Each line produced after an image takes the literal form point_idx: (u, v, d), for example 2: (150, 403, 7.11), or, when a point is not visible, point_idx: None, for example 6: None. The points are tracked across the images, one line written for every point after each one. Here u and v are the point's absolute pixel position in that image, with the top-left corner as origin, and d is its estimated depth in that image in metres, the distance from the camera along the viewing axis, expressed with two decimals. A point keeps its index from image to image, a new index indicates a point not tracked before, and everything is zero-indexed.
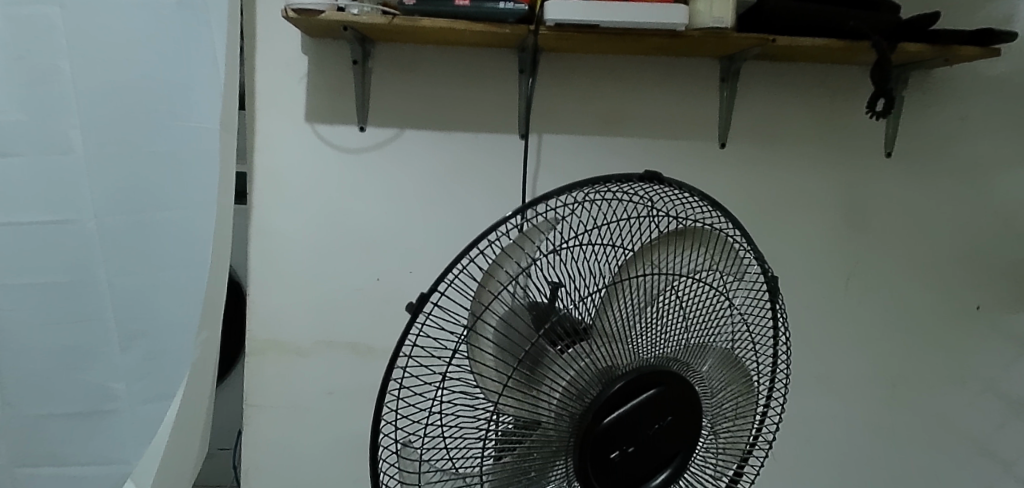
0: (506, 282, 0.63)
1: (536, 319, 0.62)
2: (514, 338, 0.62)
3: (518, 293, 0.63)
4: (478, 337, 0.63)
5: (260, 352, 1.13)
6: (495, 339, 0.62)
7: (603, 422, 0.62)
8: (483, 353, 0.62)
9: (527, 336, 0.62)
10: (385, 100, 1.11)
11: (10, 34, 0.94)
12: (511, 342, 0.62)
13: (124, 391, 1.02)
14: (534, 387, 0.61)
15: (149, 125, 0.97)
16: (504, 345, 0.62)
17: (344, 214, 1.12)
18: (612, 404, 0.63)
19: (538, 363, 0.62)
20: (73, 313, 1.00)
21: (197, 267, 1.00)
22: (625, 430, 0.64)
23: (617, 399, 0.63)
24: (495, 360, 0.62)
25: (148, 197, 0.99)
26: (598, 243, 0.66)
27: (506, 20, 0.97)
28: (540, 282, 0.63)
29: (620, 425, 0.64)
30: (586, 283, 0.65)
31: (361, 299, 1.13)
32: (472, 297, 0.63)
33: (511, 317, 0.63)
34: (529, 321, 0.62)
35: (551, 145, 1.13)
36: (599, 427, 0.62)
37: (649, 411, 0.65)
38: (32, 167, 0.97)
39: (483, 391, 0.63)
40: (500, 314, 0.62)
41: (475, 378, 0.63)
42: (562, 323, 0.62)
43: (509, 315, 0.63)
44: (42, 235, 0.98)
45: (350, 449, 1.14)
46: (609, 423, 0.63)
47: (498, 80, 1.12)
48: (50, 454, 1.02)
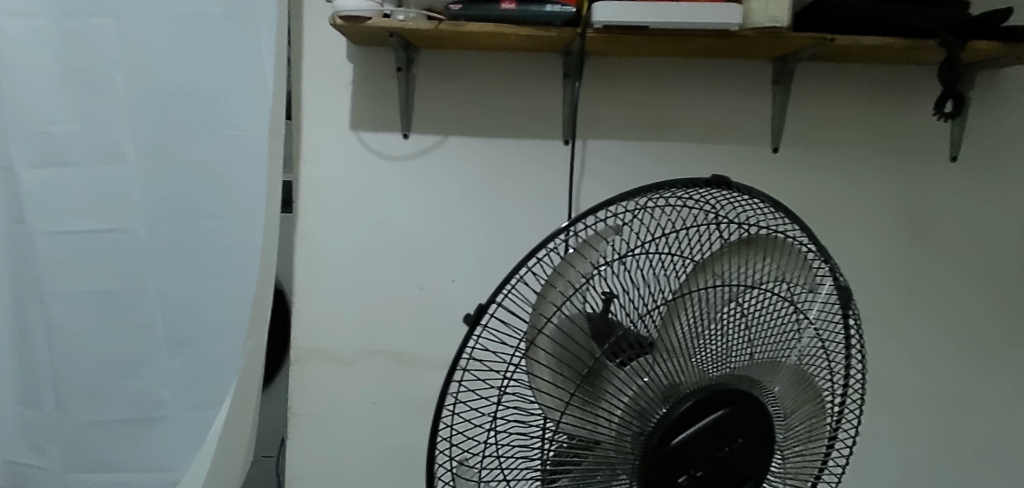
0: (567, 292, 0.60)
1: (597, 330, 0.60)
2: (574, 351, 0.59)
3: (578, 303, 0.60)
4: (535, 350, 0.60)
5: (304, 361, 1.12)
6: (554, 352, 0.60)
7: (671, 444, 0.59)
8: (542, 367, 0.60)
9: (588, 348, 0.59)
10: (428, 106, 1.10)
11: (65, 47, 0.95)
12: (570, 355, 0.60)
13: (172, 397, 1.02)
14: (593, 405, 0.59)
15: (198, 132, 0.97)
16: (563, 359, 0.60)
17: (387, 222, 1.11)
18: (680, 424, 0.59)
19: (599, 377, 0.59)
20: (124, 320, 1.00)
21: (243, 275, 1.00)
22: (694, 454, 0.61)
23: (685, 419, 0.59)
24: (553, 374, 0.60)
25: (198, 205, 0.99)
26: (663, 253, 0.63)
27: (552, 23, 0.95)
28: (602, 294, 0.60)
29: (690, 448, 0.60)
30: (650, 295, 0.61)
31: (403, 308, 1.12)
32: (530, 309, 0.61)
33: (571, 329, 0.60)
34: (590, 332, 0.59)
35: (596, 151, 1.10)
36: (665, 449, 0.59)
37: (720, 433, 0.61)
38: (86, 175, 0.98)
39: (542, 408, 0.60)
40: (560, 326, 0.60)
41: (534, 394, 0.60)
42: (624, 336, 0.59)
43: (568, 326, 0.60)
44: (96, 242, 0.99)
45: (394, 460, 1.12)
46: (677, 445, 0.59)
47: (544, 85, 1.10)
48: (99, 462, 1.03)
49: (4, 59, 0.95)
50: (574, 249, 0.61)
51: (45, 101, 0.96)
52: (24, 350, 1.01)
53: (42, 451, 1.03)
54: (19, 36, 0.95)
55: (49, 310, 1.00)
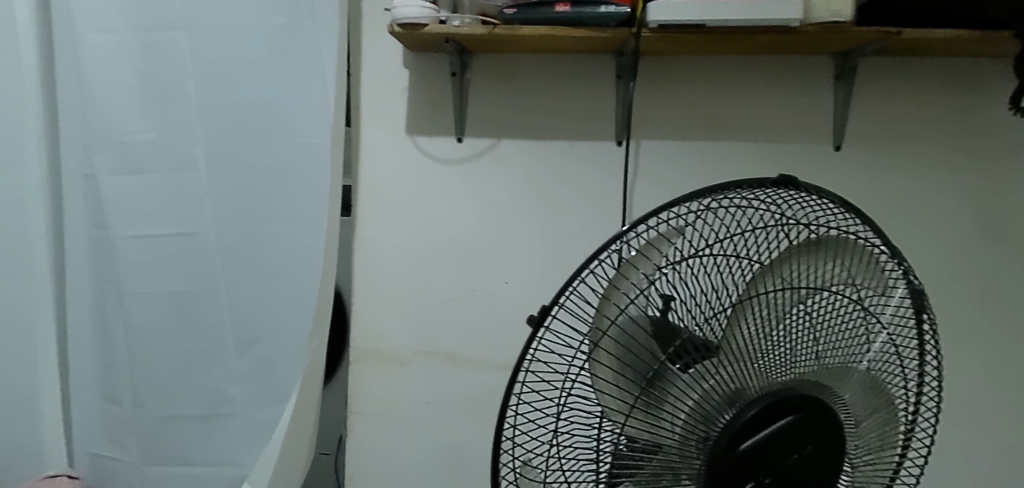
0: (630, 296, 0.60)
1: (660, 332, 0.59)
2: (637, 353, 0.59)
3: (641, 305, 0.60)
4: (598, 352, 0.60)
5: (363, 361, 1.15)
6: (618, 354, 0.60)
7: (738, 450, 0.58)
8: (605, 369, 0.60)
9: (651, 351, 0.59)
10: (483, 110, 1.11)
11: (143, 61, 1.01)
12: (634, 357, 0.60)
13: (240, 394, 1.05)
14: (656, 409, 0.59)
15: (262, 139, 1.01)
16: (627, 360, 0.60)
17: (441, 225, 1.12)
18: (749, 429, 0.58)
19: (663, 380, 0.59)
20: (195, 319, 1.05)
21: (306, 277, 1.03)
22: (764, 460, 0.59)
23: (754, 425, 0.58)
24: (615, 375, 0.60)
25: (263, 209, 1.02)
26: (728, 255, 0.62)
27: (607, 24, 0.95)
28: (665, 297, 0.60)
29: (759, 454, 0.59)
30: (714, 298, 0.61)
31: (458, 309, 1.13)
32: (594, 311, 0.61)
33: (634, 332, 0.60)
34: (654, 334, 0.59)
35: (650, 152, 1.09)
36: (732, 454, 0.58)
37: (789, 439, 0.60)
38: (161, 181, 1.03)
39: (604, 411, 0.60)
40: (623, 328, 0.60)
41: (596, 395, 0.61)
42: (688, 339, 0.59)
43: (632, 328, 0.60)
44: (170, 245, 1.04)
45: (450, 460, 1.14)
46: (744, 451, 0.58)
47: (598, 86, 1.09)
48: (173, 455, 1.07)
49: (88, 74, 1.02)
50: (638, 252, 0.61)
51: (124, 112, 1.02)
52: (106, 347, 1.08)
53: (121, 443, 1.09)
54: (102, 52, 1.01)
55: (128, 310, 1.05)
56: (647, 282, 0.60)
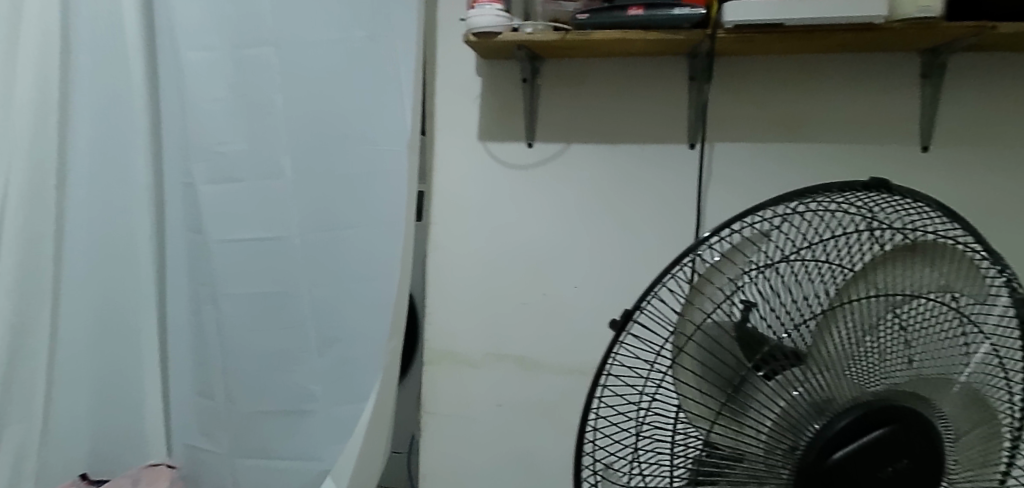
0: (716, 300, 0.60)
1: (745, 338, 0.59)
2: (722, 359, 0.60)
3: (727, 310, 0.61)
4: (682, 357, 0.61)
5: (436, 362, 1.17)
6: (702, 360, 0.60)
7: (830, 459, 0.57)
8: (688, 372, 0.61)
9: (736, 356, 0.59)
10: (554, 115, 1.12)
11: (235, 75, 1.07)
12: (718, 362, 0.60)
13: (321, 392, 1.09)
14: (743, 416, 0.58)
15: (343, 148, 1.05)
16: (710, 365, 0.61)
17: (512, 229, 1.14)
18: (841, 439, 0.57)
19: (749, 385, 0.59)
20: (281, 320, 1.10)
21: (383, 280, 1.06)
22: (858, 473, 0.57)
23: (846, 435, 0.57)
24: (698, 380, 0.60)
25: (343, 215, 1.06)
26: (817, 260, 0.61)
27: (681, 26, 0.94)
28: (751, 302, 0.60)
29: (853, 466, 0.57)
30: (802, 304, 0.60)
31: (528, 313, 1.14)
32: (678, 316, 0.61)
33: (719, 338, 0.60)
34: (738, 339, 0.60)
35: (724, 155, 1.08)
36: (824, 463, 0.57)
37: (883, 451, 0.58)
38: (250, 189, 1.08)
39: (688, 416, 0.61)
40: (708, 332, 0.60)
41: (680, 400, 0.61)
42: (776, 345, 0.59)
43: (716, 333, 0.61)
44: (258, 249, 1.09)
45: (521, 462, 1.15)
46: (837, 460, 0.57)
47: (671, 89, 1.08)
48: (259, 448, 1.13)
49: (188, 89, 1.08)
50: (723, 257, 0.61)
51: (219, 124, 1.08)
52: (201, 346, 1.15)
53: (212, 436, 1.16)
54: (200, 68, 1.08)
55: (221, 310, 1.11)
56: (732, 287, 0.61)
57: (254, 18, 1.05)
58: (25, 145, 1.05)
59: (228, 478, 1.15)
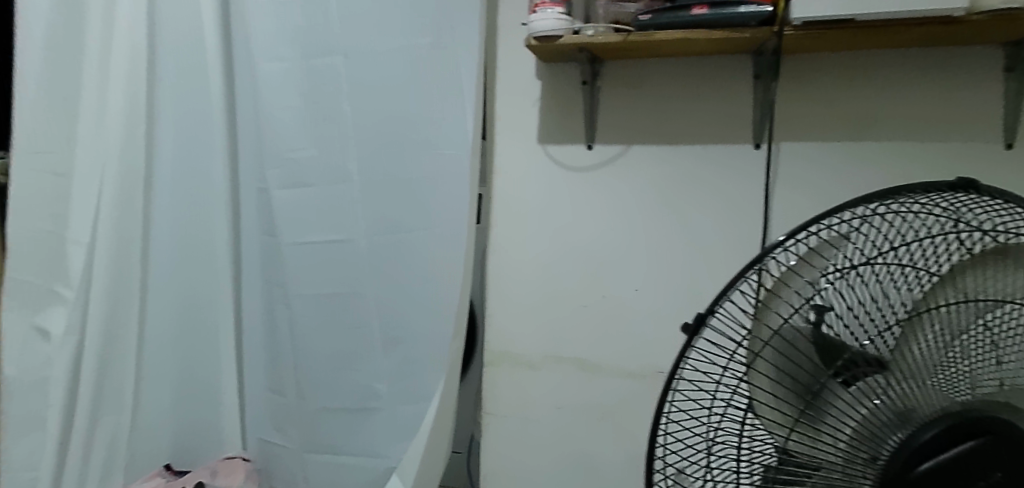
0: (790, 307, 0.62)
1: (821, 344, 0.61)
2: (798, 362, 0.61)
3: (803, 315, 0.62)
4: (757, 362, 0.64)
5: (496, 364, 1.18)
6: (777, 365, 0.63)
7: (916, 470, 0.55)
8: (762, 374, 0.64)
9: (812, 361, 0.61)
10: (615, 117, 1.11)
11: (305, 84, 1.11)
12: (793, 366, 0.62)
13: (386, 391, 1.12)
14: (818, 424, 0.59)
15: (407, 153, 1.07)
16: (786, 369, 0.62)
17: (571, 232, 1.14)
18: (924, 452, 0.56)
19: (827, 391, 0.59)
20: (347, 320, 1.13)
21: (445, 282, 1.08)
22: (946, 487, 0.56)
23: (930, 448, 0.56)
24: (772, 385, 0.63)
25: (407, 218, 1.08)
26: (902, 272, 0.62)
27: (747, 24, 0.92)
28: (826, 309, 0.61)
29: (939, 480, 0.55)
30: None
31: (587, 316, 1.14)
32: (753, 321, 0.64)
33: (793, 344, 0.62)
34: (814, 344, 0.61)
35: (791, 155, 1.05)
36: (909, 475, 0.56)
37: (975, 466, 0.56)
38: (319, 194, 1.12)
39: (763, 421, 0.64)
40: (783, 336, 0.62)
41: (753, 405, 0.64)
42: (856, 351, 0.59)
43: (792, 337, 0.62)
44: (326, 251, 1.12)
45: (581, 465, 1.14)
46: (923, 472, 0.55)
47: (735, 89, 1.06)
48: (326, 445, 1.16)
49: (263, 100, 1.13)
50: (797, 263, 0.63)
51: (291, 132, 1.12)
52: (273, 345, 1.19)
53: (284, 431, 1.20)
54: (272, 78, 1.12)
55: (292, 311, 1.15)
56: (806, 292, 0.62)
57: (323, 29, 1.09)
58: (115, 154, 1.13)
59: (298, 472, 1.19)
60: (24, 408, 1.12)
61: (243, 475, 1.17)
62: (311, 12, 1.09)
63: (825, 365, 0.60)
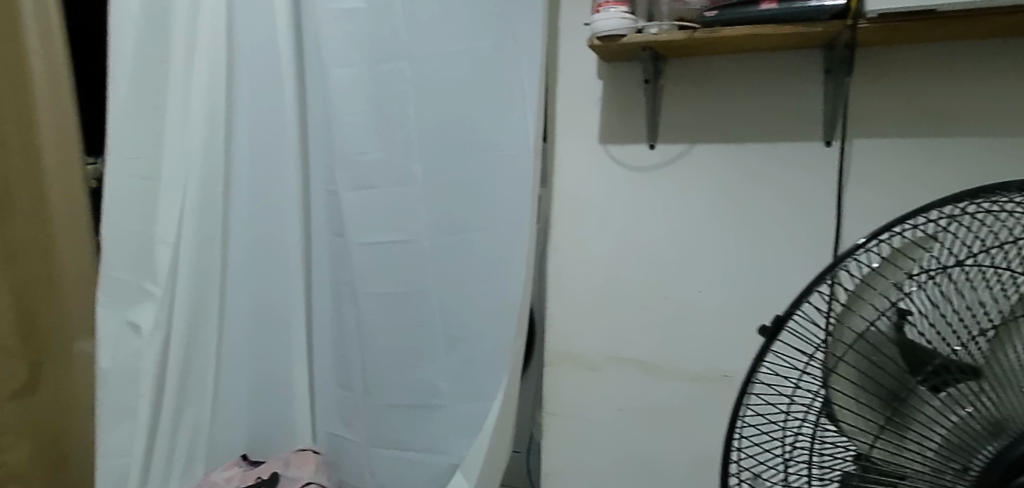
0: (872, 311, 0.64)
1: (906, 348, 0.62)
2: (881, 366, 0.63)
3: (886, 320, 0.63)
4: (839, 364, 0.66)
5: (556, 364, 1.18)
6: (860, 368, 0.64)
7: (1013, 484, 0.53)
8: (844, 377, 0.65)
9: (897, 364, 0.62)
10: (678, 115, 1.10)
11: (372, 88, 1.14)
12: (877, 369, 0.63)
13: (448, 388, 1.15)
14: (903, 428, 0.61)
15: (471, 155, 1.10)
16: (868, 373, 0.64)
17: (633, 233, 1.13)
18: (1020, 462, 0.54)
19: (913, 396, 0.61)
20: (410, 318, 1.15)
21: (509, 280, 1.11)
22: None
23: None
24: (855, 388, 0.65)
25: (470, 219, 1.11)
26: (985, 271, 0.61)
27: (817, 18, 0.89)
28: (912, 313, 0.62)
29: None
30: (971, 318, 0.60)
31: (649, 317, 1.13)
32: (836, 325, 0.66)
33: (878, 348, 0.63)
34: (898, 348, 0.62)
35: (863, 152, 1.01)
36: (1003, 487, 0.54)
37: None
38: (384, 195, 1.15)
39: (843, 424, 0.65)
40: (867, 340, 0.64)
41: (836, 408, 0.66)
42: (946, 357, 0.60)
43: (876, 341, 0.64)
44: (392, 251, 1.15)
45: (642, 467, 1.14)
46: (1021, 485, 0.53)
47: (804, 84, 1.03)
48: (390, 441, 1.19)
49: (331, 101, 1.16)
50: (881, 268, 0.64)
51: (357, 136, 1.15)
52: (342, 342, 1.23)
53: (351, 425, 1.24)
54: (341, 82, 1.15)
55: (360, 309, 1.18)
56: (891, 296, 0.63)
57: (389, 34, 1.12)
58: (197, 164, 1.20)
59: (365, 464, 1.22)
60: (117, 397, 1.20)
61: (314, 468, 1.21)
62: (377, 18, 1.12)
63: (912, 370, 0.61)
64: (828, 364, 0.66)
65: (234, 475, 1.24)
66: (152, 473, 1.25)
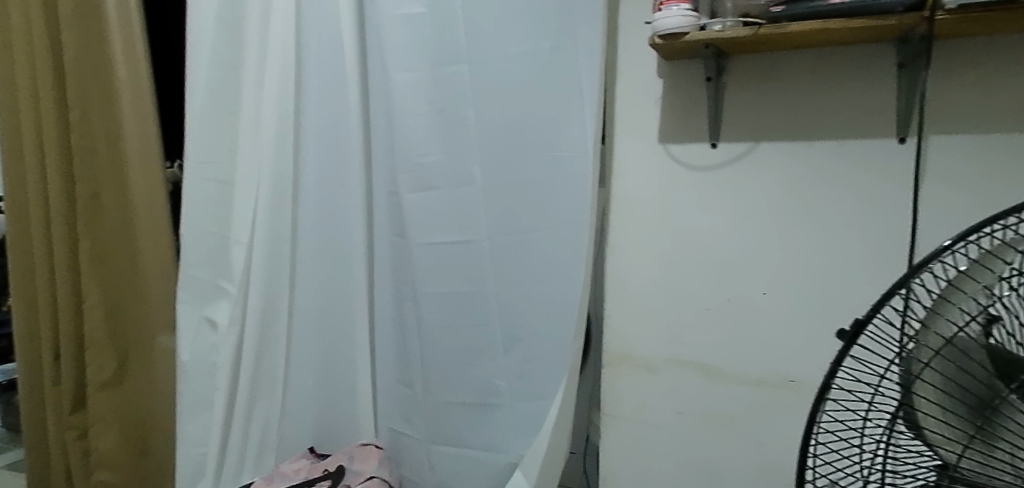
0: (963, 316, 0.60)
1: (999, 355, 0.59)
2: (970, 373, 0.60)
3: (976, 324, 0.60)
4: (924, 370, 0.62)
5: (614, 365, 1.16)
6: (946, 374, 0.61)
7: None
8: (929, 384, 0.61)
9: (987, 371, 0.59)
10: (742, 113, 1.07)
11: (434, 92, 1.17)
12: (965, 376, 0.60)
13: (506, 388, 1.16)
14: (994, 439, 0.58)
15: (529, 155, 1.11)
16: (955, 379, 0.60)
17: (694, 234, 1.10)
18: None
19: (1006, 406, 0.58)
20: (469, 317, 1.18)
21: (569, 281, 1.11)
22: None
23: None
24: (940, 395, 0.61)
25: (528, 221, 1.12)
26: None
27: (892, 10, 0.86)
28: (1004, 318, 0.60)
29: None
30: None
31: (711, 319, 1.10)
32: (921, 329, 0.62)
33: (967, 354, 0.60)
34: (991, 353, 0.59)
35: (940, 148, 0.97)
36: None
37: None
38: (446, 197, 1.17)
39: (927, 433, 0.62)
40: (955, 344, 0.60)
41: (919, 416, 0.62)
42: None
43: (964, 346, 0.60)
44: (453, 251, 1.18)
45: (702, 473, 1.11)
46: None
47: (874, 80, 0.99)
48: (450, 438, 1.22)
49: (394, 106, 1.19)
50: (972, 270, 0.60)
51: (420, 138, 1.18)
52: (403, 340, 1.26)
53: (412, 421, 1.27)
54: (404, 87, 1.18)
55: (421, 308, 1.21)
56: (984, 300, 0.60)
57: (450, 38, 1.14)
58: (268, 172, 1.26)
59: (424, 461, 1.25)
60: (196, 389, 1.29)
61: (376, 462, 1.24)
62: (439, 23, 1.15)
63: (1004, 378, 0.58)
64: (911, 369, 0.63)
65: (303, 467, 1.27)
66: (228, 461, 1.32)
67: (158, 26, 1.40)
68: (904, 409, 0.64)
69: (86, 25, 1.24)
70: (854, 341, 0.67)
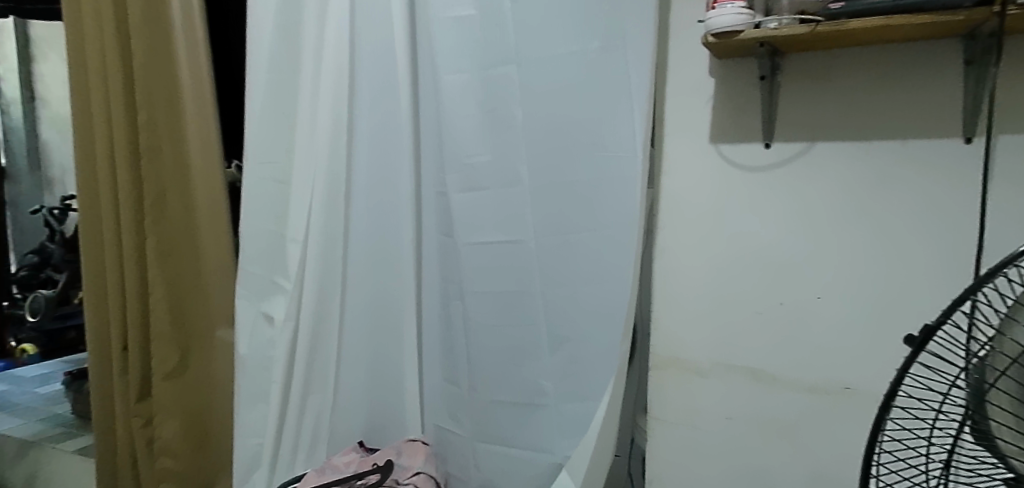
0: None
1: None
2: None
3: None
4: (1000, 378, 0.61)
5: (662, 368, 1.15)
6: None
7: None
8: (1005, 392, 0.61)
9: None
10: (797, 112, 1.03)
11: (483, 93, 1.18)
12: None
13: (552, 388, 1.17)
14: None
15: (578, 156, 1.11)
16: None
17: (746, 236, 1.07)
18: None
19: None
20: (516, 317, 1.19)
21: (616, 282, 1.10)
22: None
23: None
24: (1016, 403, 0.60)
25: (576, 221, 1.12)
26: None
27: (960, 4, 0.83)
28: None
29: None
30: None
31: (764, 324, 1.07)
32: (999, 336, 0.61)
33: None
34: None
35: (1010, 148, 0.92)
36: None
37: None
38: (494, 197, 1.18)
39: (1000, 442, 0.61)
40: None
41: (992, 424, 0.62)
42: None
43: None
44: (501, 251, 1.19)
45: (752, 480, 1.09)
46: None
47: (941, 77, 0.95)
48: (496, 436, 1.23)
49: (444, 107, 1.21)
50: None
51: (469, 139, 1.19)
52: (449, 337, 1.28)
53: (458, 419, 1.29)
54: (453, 89, 1.19)
55: (467, 306, 1.23)
56: None
57: (500, 39, 1.15)
58: (323, 173, 1.27)
59: (470, 458, 1.27)
60: (253, 381, 1.34)
61: (423, 458, 1.26)
62: (488, 24, 1.16)
63: None
64: (986, 377, 0.62)
65: (353, 460, 1.29)
66: (282, 453, 1.36)
67: (220, 33, 1.46)
68: (976, 417, 0.63)
69: (154, 31, 1.29)
70: (921, 348, 0.66)
